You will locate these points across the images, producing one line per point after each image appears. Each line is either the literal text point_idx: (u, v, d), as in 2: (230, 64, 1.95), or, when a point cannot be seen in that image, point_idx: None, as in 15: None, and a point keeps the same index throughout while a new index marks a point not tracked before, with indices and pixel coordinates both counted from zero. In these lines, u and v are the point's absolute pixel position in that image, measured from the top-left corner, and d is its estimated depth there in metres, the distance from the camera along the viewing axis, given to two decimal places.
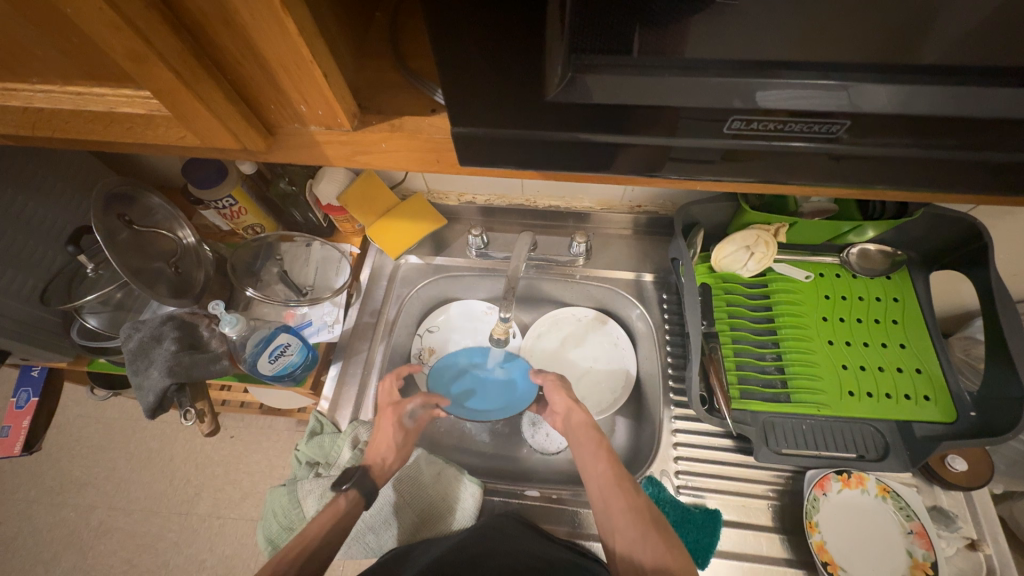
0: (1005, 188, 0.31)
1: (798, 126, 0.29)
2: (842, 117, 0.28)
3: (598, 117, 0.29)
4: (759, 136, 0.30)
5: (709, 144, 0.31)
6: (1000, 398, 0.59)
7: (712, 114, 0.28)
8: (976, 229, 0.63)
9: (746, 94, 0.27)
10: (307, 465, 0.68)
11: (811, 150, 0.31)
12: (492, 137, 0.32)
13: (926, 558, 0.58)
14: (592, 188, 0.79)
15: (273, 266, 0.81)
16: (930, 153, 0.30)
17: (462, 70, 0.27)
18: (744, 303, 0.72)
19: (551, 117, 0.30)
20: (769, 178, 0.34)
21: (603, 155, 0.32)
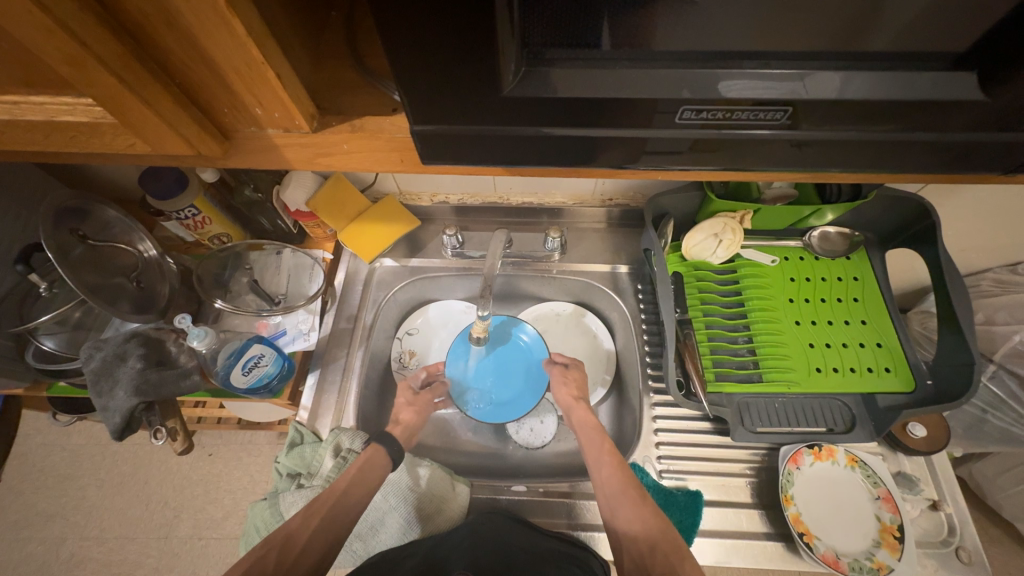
0: (946, 166, 0.33)
1: (747, 115, 0.30)
2: (789, 105, 0.29)
3: (559, 111, 0.30)
4: (713, 126, 0.31)
5: (669, 135, 0.32)
6: (951, 366, 0.63)
7: (666, 105, 0.29)
8: (925, 207, 0.66)
9: (700, 86, 0.28)
10: (289, 476, 0.67)
11: (764, 139, 0.32)
12: (458, 136, 0.32)
13: (893, 521, 0.61)
14: (565, 183, 0.80)
15: (243, 277, 0.79)
16: (874, 137, 0.32)
17: (422, 70, 0.27)
18: (716, 289, 0.74)
19: (513, 115, 0.30)
20: (728, 168, 0.35)
21: (568, 149, 0.33)
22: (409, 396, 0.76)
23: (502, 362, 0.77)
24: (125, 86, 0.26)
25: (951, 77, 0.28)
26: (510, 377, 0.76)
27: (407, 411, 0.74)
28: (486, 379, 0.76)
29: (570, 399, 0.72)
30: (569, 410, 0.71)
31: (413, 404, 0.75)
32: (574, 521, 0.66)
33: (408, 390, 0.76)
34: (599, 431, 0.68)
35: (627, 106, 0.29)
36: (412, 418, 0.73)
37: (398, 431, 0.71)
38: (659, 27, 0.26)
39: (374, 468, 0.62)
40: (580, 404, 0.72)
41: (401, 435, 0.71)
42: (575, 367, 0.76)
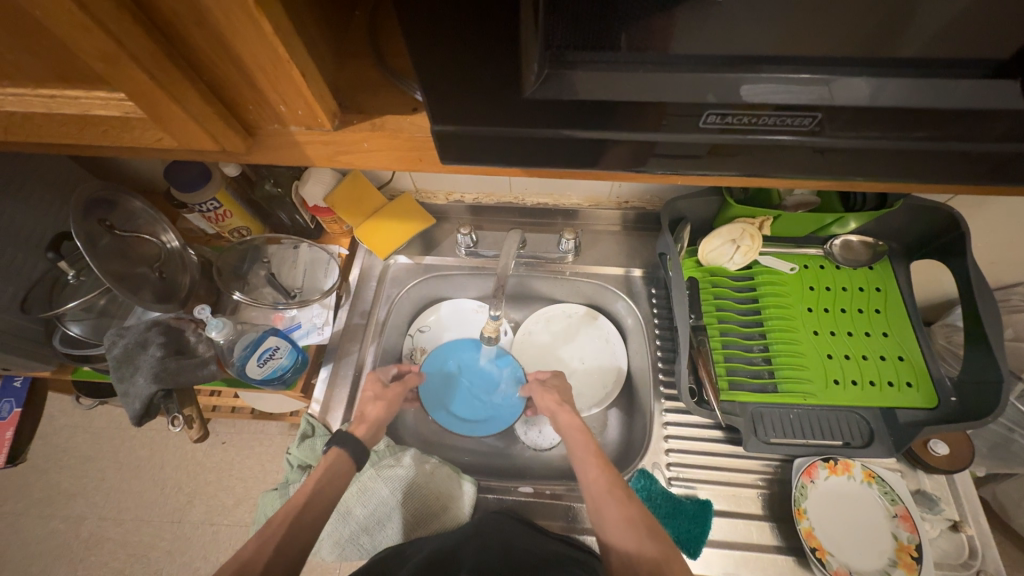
0: (982, 178, 0.32)
1: (773, 120, 0.29)
2: (817, 110, 0.28)
3: (580, 112, 0.29)
4: (737, 130, 0.30)
5: (689, 140, 0.31)
6: (977, 384, 0.61)
7: (688, 109, 0.29)
8: (955, 219, 0.64)
9: (723, 90, 0.28)
10: (299, 467, 0.68)
11: (789, 146, 0.31)
12: (477, 138, 0.32)
13: (910, 540, 0.59)
14: (579, 185, 0.80)
15: (260, 270, 0.81)
16: (906, 147, 0.30)
17: (446, 72, 0.27)
18: (731, 295, 0.73)
19: (533, 116, 0.30)
20: (748, 174, 0.35)
21: (589, 151, 0.33)
22: (377, 390, 0.71)
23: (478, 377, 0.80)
24: (154, 82, 0.26)
25: (993, 85, 0.27)
26: (485, 393, 0.79)
27: (373, 404, 0.69)
28: (461, 392, 0.79)
29: (553, 405, 0.72)
30: (556, 411, 0.71)
31: (381, 397, 0.70)
32: (581, 525, 0.66)
33: (376, 382, 0.71)
34: (586, 434, 0.67)
35: (646, 110, 0.29)
36: (378, 413, 0.69)
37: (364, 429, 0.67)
38: (683, 32, 0.26)
39: None
40: (564, 408, 0.70)
41: (365, 433, 0.66)
42: (557, 377, 0.76)
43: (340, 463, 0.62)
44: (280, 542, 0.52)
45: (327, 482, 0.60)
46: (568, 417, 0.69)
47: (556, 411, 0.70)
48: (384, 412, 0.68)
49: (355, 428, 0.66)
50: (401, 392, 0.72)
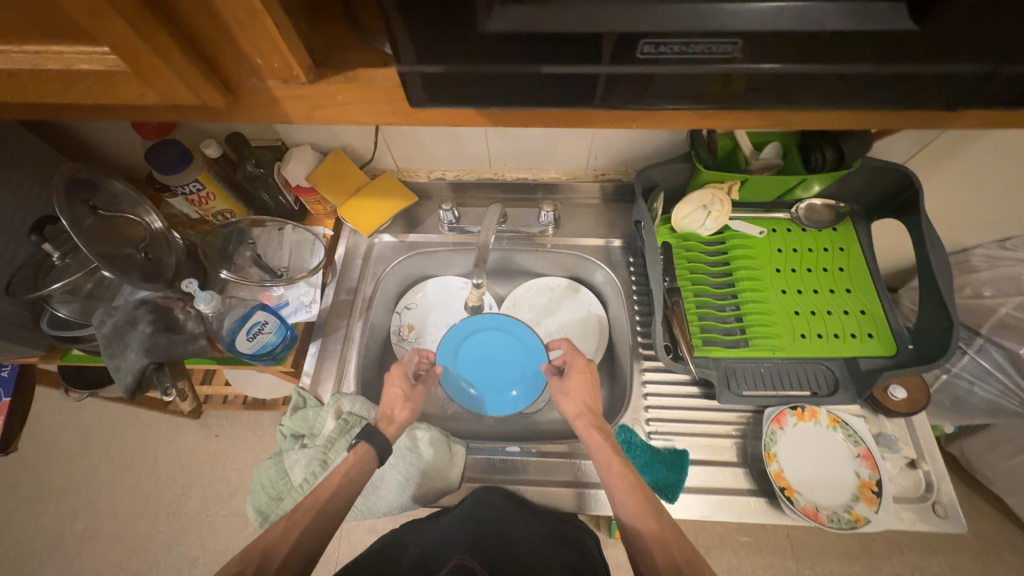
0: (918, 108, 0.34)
1: (699, 47, 0.30)
2: (730, 36, 0.29)
3: (537, 46, 0.31)
4: (669, 61, 0.31)
5: (629, 72, 0.32)
6: (932, 333, 0.66)
7: (625, 40, 0.30)
8: (909, 178, 0.68)
9: (670, 24, 0.29)
10: (292, 437, 0.69)
11: (724, 77, 0.32)
12: (444, 84, 0.33)
13: (871, 476, 0.64)
14: (558, 157, 0.82)
15: (246, 251, 0.82)
16: (849, 85, 0.32)
17: (409, 16, 0.28)
18: (705, 260, 0.76)
19: (495, 59, 0.31)
20: (705, 114, 0.37)
21: (550, 89, 0.33)
22: (405, 392, 0.72)
23: (490, 353, 0.78)
24: (134, 34, 0.27)
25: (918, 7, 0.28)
26: (505, 365, 0.78)
27: (401, 407, 0.70)
28: (479, 370, 0.78)
29: (576, 408, 0.69)
30: (576, 419, 0.68)
31: (408, 399, 0.72)
32: (574, 478, 0.70)
33: (403, 381, 0.73)
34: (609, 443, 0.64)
35: (597, 45, 0.30)
36: (405, 415, 0.70)
37: (392, 430, 0.67)
38: None
39: (369, 450, 0.63)
40: (586, 414, 0.68)
41: (394, 434, 0.67)
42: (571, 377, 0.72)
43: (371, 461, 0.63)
44: (295, 524, 0.56)
45: (361, 464, 0.62)
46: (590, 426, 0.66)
47: (576, 419, 0.68)
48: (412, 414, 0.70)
49: (384, 428, 0.67)
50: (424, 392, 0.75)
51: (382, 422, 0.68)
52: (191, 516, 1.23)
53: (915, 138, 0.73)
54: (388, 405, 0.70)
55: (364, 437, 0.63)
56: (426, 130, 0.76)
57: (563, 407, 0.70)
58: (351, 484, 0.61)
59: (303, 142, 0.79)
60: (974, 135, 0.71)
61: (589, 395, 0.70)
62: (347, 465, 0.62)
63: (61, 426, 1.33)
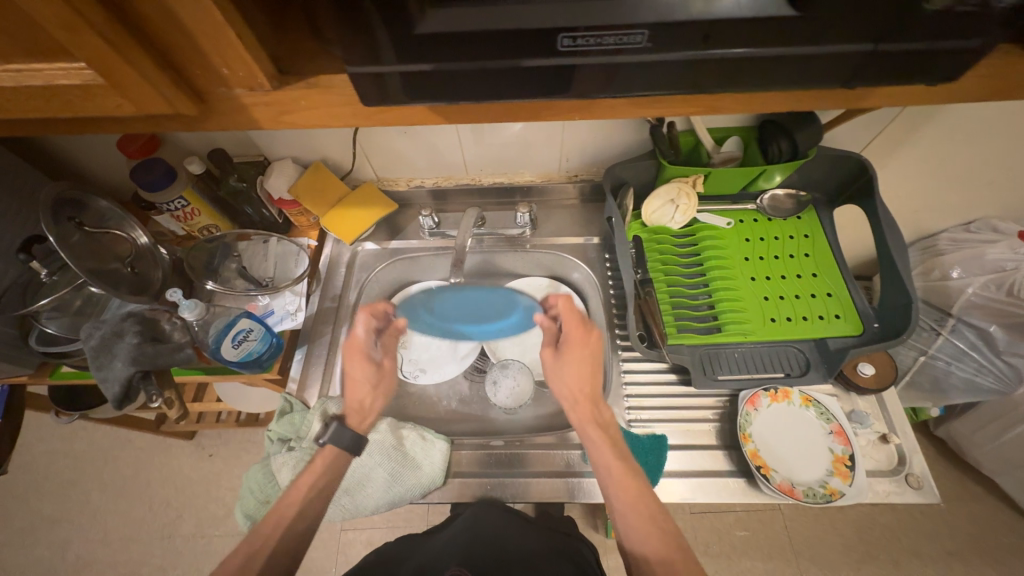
0: (838, 90, 0.37)
1: (613, 39, 0.31)
2: (638, 27, 0.30)
3: (470, 44, 0.32)
4: (586, 55, 0.32)
5: (551, 64, 0.33)
6: (894, 309, 0.68)
7: (543, 36, 0.31)
8: (862, 163, 0.72)
9: (585, 18, 0.31)
10: (280, 441, 0.70)
11: (639, 67, 0.33)
12: (381, 83, 0.35)
13: (844, 451, 0.66)
14: (531, 160, 0.85)
15: (231, 264, 0.84)
16: (774, 66, 0.33)
17: (336, 22, 0.30)
18: (676, 252, 0.79)
19: (426, 57, 0.33)
20: (640, 101, 0.38)
21: (487, 85, 0.35)
22: (371, 377, 0.72)
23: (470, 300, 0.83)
24: (112, 49, 0.30)
25: None
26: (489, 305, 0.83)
27: (370, 394, 0.71)
28: (464, 313, 0.83)
29: (575, 393, 0.67)
30: (572, 410, 0.67)
31: (374, 383, 0.72)
32: (565, 468, 0.72)
33: (369, 364, 0.73)
34: (605, 437, 0.63)
35: (519, 41, 0.32)
36: (371, 400, 0.71)
37: (357, 420, 0.69)
38: None
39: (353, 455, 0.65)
40: (586, 405, 0.66)
41: (361, 423, 0.69)
42: (569, 357, 0.69)
43: (341, 458, 0.64)
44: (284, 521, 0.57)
45: (327, 467, 0.63)
46: (586, 420, 0.65)
47: (571, 411, 0.66)
48: (378, 400, 0.72)
49: (350, 420, 0.68)
50: (393, 367, 0.75)
51: (353, 415, 0.69)
52: (186, 538, 1.22)
53: (868, 127, 0.76)
54: (354, 395, 0.70)
55: (330, 438, 0.64)
56: (400, 139, 0.79)
57: (559, 387, 0.69)
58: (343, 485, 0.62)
59: (284, 156, 0.83)
60: (923, 122, 0.74)
61: (585, 381, 0.68)
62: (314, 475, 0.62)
63: (52, 455, 1.32)
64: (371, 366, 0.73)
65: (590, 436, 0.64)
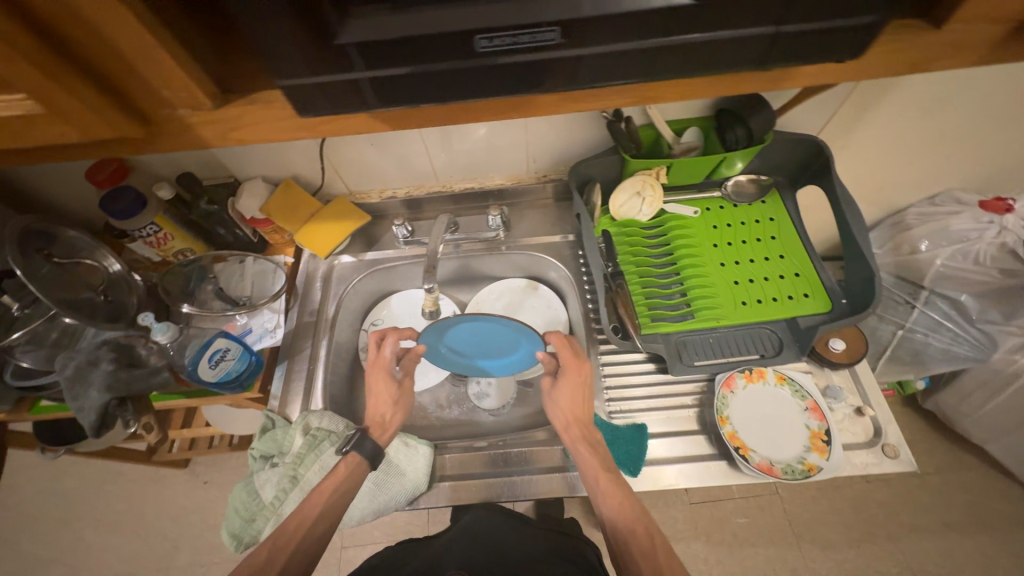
0: (760, 72, 0.38)
1: (526, 38, 0.33)
2: (548, 25, 0.32)
3: (391, 51, 0.33)
4: (503, 54, 0.34)
5: (475, 66, 0.34)
6: (858, 285, 0.70)
7: (460, 38, 0.32)
8: (817, 145, 0.74)
9: (498, 19, 0.32)
10: (263, 458, 0.70)
11: (556, 62, 0.34)
12: (313, 92, 0.36)
13: (820, 427, 0.67)
14: (499, 164, 0.86)
15: (208, 286, 0.84)
16: (690, 52, 0.34)
17: (256, 37, 0.31)
18: (646, 243, 0.80)
19: (353, 65, 0.34)
20: (573, 94, 0.40)
21: (417, 89, 0.36)
22: (395, 392, 0.73)
23: (477, 338, 0.76)
24: (50, 80, 0.31)
25: None
26: (494, 343, 0.76)
27: (392, 410, 0.72)
28: (477, 349, 0.77)
29: (569, 417, 0.67)
30: (565, 432, 0.66)
31: (397, 399, 0.73)
32: (551, 464, 0.72)
33: (392, 382, 0.73)
34: (597, 461, 0.63)
35: (439, 45, 0.33)
36: (395, 414, 0.72)
37: (380, 433, 0.70)
38: None
39: (364, 460, 0.66)
40: (580, 431, 0.66)
41: (385, 438, 0.70)
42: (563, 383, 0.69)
43: (363, 467, 0.66)
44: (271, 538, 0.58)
45: (349, 476, 0.64)
46: (578, 445, 0.65)
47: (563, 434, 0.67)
48: (402, 414, 0.72)
49: (374, 432, 0.69)
50: (412, 384, 0.76)
51: (374, 428, 0.70)
52: (184, 567, 1.21)
53: (822, 109, 0.78)
54: (378, 409, 0.71)
55: (354, 445, 0.66)
56: (367, 152, 0.80)
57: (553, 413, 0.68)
58: (336, 498, 0.63)
59: (254, 176, 0.83)
60: (873, 100, 0.76)
61: (578, 405, 0.68)
62: (321, 498, 0.62)
63: (43, 494, 1.31)
64: (395, 384, 0.73)
65: (584, 460, 0.64)
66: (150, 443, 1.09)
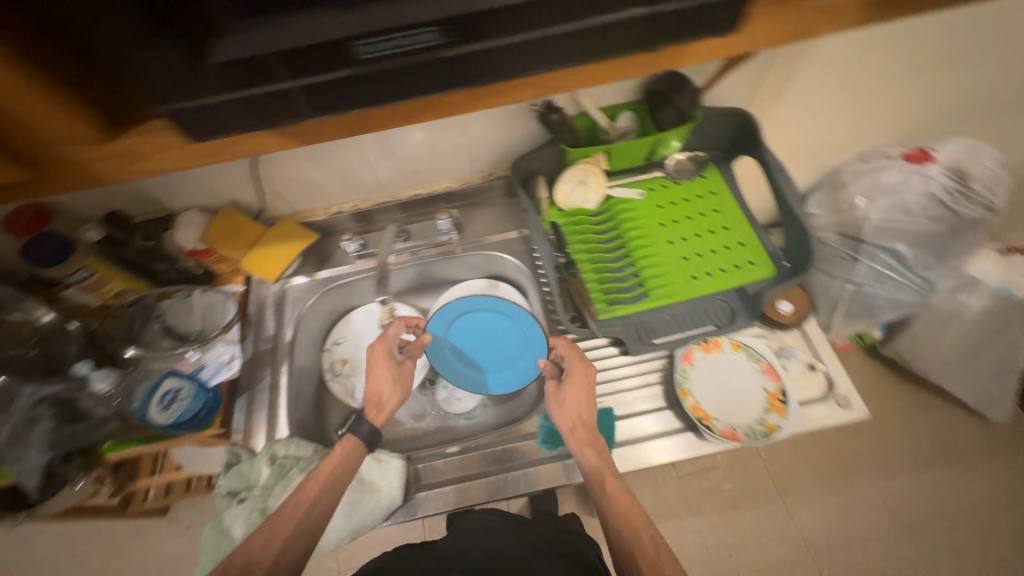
0: (655, 50, 0.39)
1: (406, 38, 0.32)
2: (425, 25, 0.32)
3: (270, 63, 0.32)
4: (386, 58, 0.33)
5: (362, 73, 0.34)
6: (798, 247, 0.73)
7: (339, 45, 0.32)
8: (746, 118, 0.76)
9: (371, 23, 0.32)
10: (229, 495, 0.69)
11: (443, 60, 0.34)
12: (205, 116, 0.35)
13: (776, 387, 0.70)
14: (443, 167, 0.86)
15: (155, 325, 0.80)
16: (578, 41, 0.35)
17: (125, 65, 0.30)
18: (595, 230, 0.80)
19: (236, 83, 0.33)
20: (478, 91, 0.40)
21: (310, 100, 0.36)
22: (394, 372, 0.73)
23: (484, 340, 0.80)
24: None
25: None
26: (501, 345, 0.80)
27: (390, 390, 0.72)
28: (483, 356, 0.80)
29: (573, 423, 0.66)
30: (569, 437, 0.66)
31: (397, 379, 0.73)
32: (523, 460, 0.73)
33: (392, 362, 0.73)
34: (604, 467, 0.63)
35: (318, 53, 0.33)
36: (394, 394, 0.72)
37: (379, 415, 0.70)
38: None
39: (359, 442, 0.67)
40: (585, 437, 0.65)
41: (382, 420, 0.70)
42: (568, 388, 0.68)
43: (360, 449, 0.67)
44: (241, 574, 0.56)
45: (346, 457, 0.65)
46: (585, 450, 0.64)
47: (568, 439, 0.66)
48: (400, 397, 0.72)
49: (371, 414, 0.70)
50: (412, 368, 0.76)
51: (371, 409, 0.70)
52: None
53: (746, 82, 0.81)
54: (378, 390, 0.72)
55: (350, 428, 0.67)
56: (304, 168, 0.78)
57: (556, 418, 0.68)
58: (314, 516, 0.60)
59: (190, 206, 0.81)
60: (792, 69, 0.79)
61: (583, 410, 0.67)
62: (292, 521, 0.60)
63: None
64: (394, 364, 0.74)
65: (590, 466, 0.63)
66: (118, 497, 1.04)
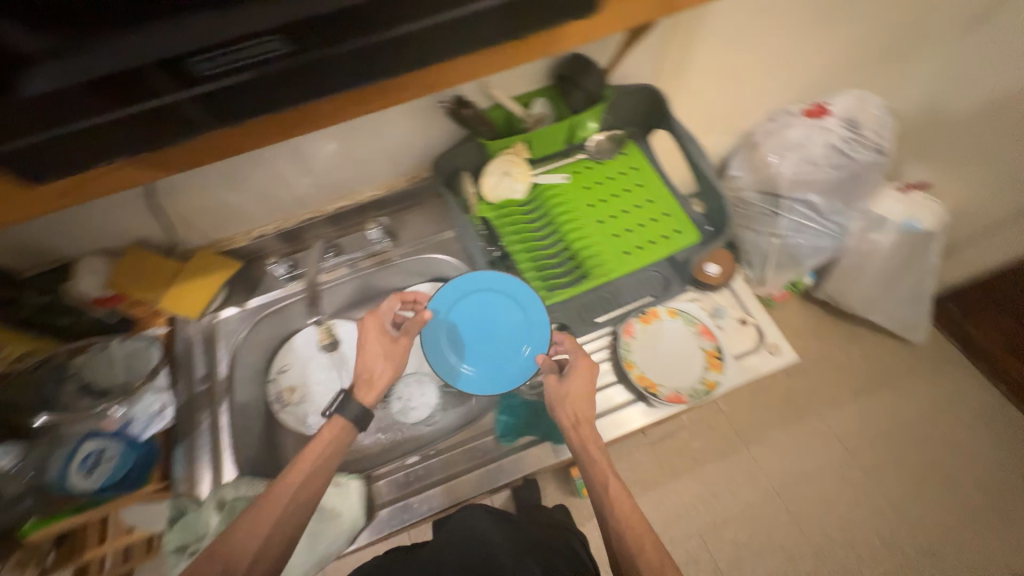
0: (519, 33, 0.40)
1: (249, 49, 0.35)
2: (264, 34, 0.34)
3: (119, 86, 0.34)
4: (236, 70, 0.35)
5: (215, 89, 0.36)
6: (716, 211, 0.76)
7: (183, 62, 0.34)
8: (652, 92, 0.79)
9: (209, 38, 0.34)
10: (178, 551, 0.65)
11: (294, 69, 0.37)
12: (58, 148, 0.35)
13: (712, 346, 0.76)
14: (364, 176, 0.83)
15: (70, 385, 0.73)
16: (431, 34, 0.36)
17: None
18: (527, 220, 0.81)
19: (84, 111, 0.34)
20: (347, 99, 0.41)
21: (172, 122, 0.37)
22: (387, 346, 0.69)
23: (480, 329, 0.73)
24: None
25: None
26: (495, 339, 0.72)
27: (382, 365, 0.69)
28: (473, 349, 0.72)
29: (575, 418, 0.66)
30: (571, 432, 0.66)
31: (388, 354, 0.69)
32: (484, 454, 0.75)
33: (383, 337, 0.69)
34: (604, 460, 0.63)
35: (164, 72, 0.34)
36: (387, 370, 0.69)
37: (371, 394, 0.67)
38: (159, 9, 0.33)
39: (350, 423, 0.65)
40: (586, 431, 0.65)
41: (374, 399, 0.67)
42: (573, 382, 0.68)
43: (350, 430, 0.65)
44: None
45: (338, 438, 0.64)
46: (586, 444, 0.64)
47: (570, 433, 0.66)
48: (394, 373, 0.69)
49: (363, 394, 0.67)
50: (406, 346, 0.70)
51: (363, 387, 0.67)
52: None
53: (649, 57, 0.83)
54: (369, 366, 0.68)
55: (339, 408, 0.65)
56: (211, 194, 0.73)
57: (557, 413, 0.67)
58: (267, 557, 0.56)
59: (91, 251, 0.74)
60: (689, 40, 0.82)
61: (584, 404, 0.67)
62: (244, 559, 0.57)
63: None
64: (387, 339, 0.70)
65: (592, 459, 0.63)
66: None
